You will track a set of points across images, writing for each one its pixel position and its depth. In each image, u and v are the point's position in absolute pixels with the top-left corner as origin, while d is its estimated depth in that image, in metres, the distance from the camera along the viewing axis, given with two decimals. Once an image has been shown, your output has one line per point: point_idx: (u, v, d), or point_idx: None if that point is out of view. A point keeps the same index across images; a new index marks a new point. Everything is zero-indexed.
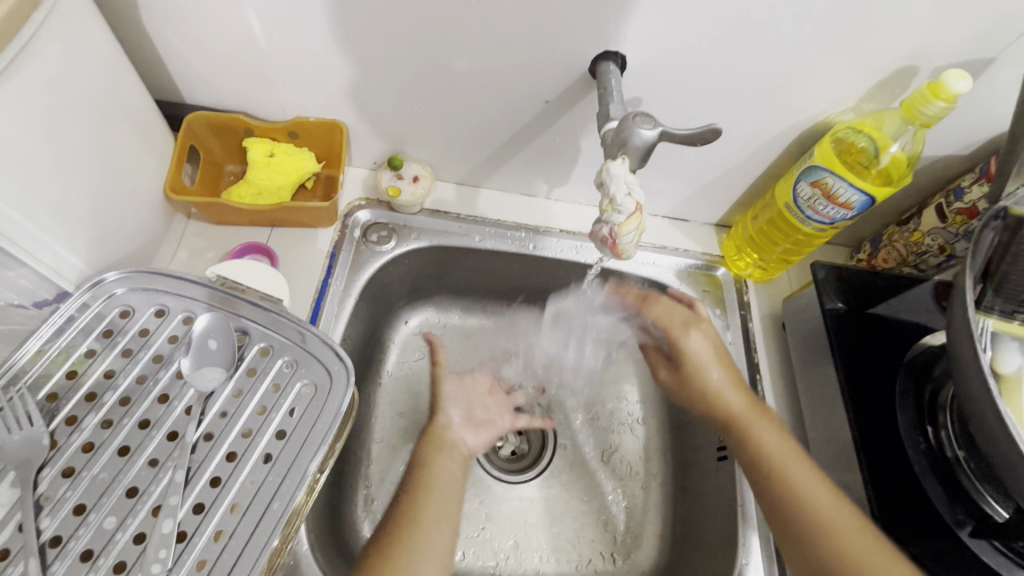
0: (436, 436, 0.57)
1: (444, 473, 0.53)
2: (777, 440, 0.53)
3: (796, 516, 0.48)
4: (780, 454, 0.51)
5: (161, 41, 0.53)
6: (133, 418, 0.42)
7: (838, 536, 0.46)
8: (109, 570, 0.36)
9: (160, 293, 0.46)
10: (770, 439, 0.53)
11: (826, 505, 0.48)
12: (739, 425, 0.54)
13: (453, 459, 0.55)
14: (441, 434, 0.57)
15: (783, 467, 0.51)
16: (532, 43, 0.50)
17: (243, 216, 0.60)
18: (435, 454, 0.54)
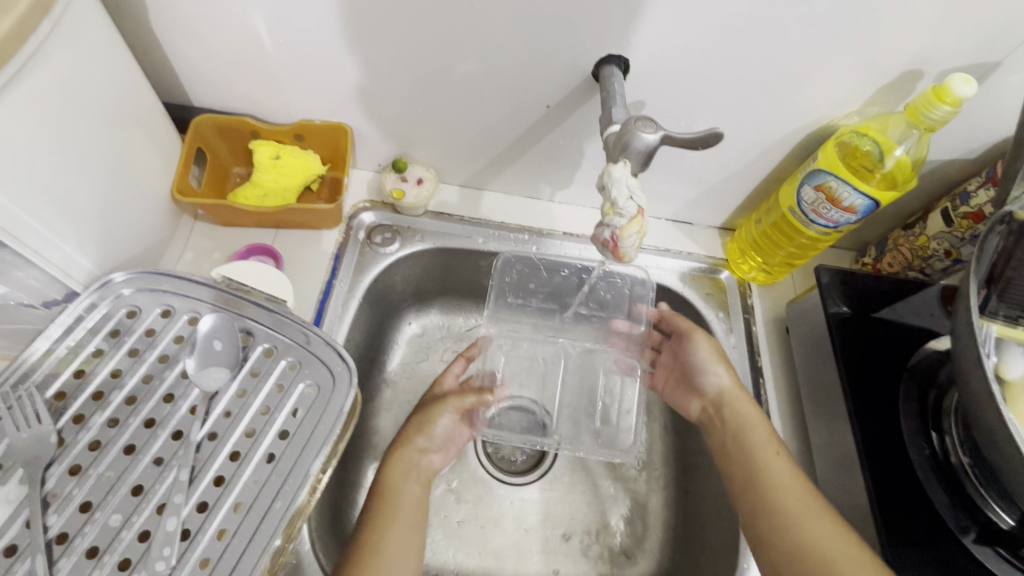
0: (401, 461, 0.56)
1: (409, 502, 0.53)
2: (769, 442, 0.54)
3: (758, 496, 0.51)
4: (766, 446, 0.53)
5: (169, 45, 0.53)
6: (138, 417, 0.42)
7: (799, 524, 0.48)
8: (114, 567, 0.37)
9: (166, 294, 0.47)
10: (764, 437, 0.54)
11: (795, 497, 0.49)
12: (733, 424, 0.56)
13: (418, 488, 0.55)
14: (409, 458, 0.57)
15: (767, 458, 0.53)
16: (535, 47, 0.51)
17: (249, 218, 0.61)
18: (401, 480, 0.55)
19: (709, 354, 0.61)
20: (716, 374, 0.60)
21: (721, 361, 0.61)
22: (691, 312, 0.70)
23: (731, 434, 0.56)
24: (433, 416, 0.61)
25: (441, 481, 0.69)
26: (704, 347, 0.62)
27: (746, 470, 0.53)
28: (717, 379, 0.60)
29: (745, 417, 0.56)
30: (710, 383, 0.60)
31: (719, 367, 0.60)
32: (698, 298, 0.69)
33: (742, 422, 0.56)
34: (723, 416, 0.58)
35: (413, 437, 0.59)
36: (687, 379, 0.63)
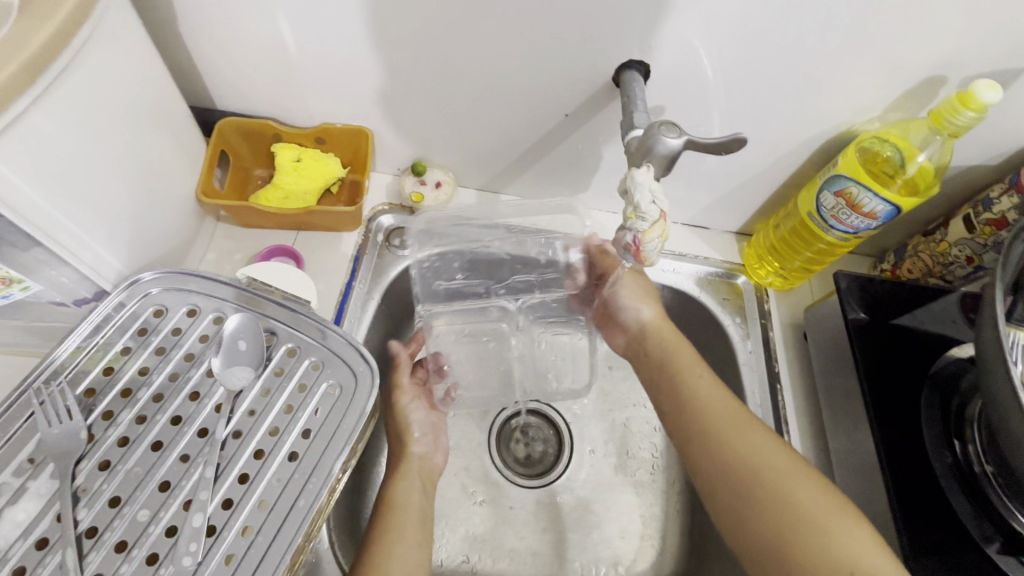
0: (401, 475, 0.58)
1: (411, 517, 0.54)
2: (693, 363, 0.57)
3: (685, 412, 0.54)
4: (693, 369, 0.56)
5: (197, 50, 0.55)
6: (165, 414, 0.43)
7: (736, 440, 0.50)
8: (142, 562, 0.37)
9: (191, 293, 0.48)
10: (687, 359, 0.57)
11: (721, 414, 0.52)
12: (658, 351, 0.60)
13: (418, 501, 0.56)
14: (408, 470, 0.58)
15: (693, 378, 0.55)
16: (556, 53, 0.51)
17: (271, 220, 0.62)
18: (406, 493, 0.56)
19: (632, 292, 0.63)
20: (638, 306, 0.63)
21: (644, 295, 0.63)
22: (707, 317, 0.70)
23: (657, 361, 0.59)
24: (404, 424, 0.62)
25: (455, 483, 0.69)
26: (627, 286, 0.64)
27: (675, 387, 0.56)
28: (638, 314, 0.63)
29: (666, 344, 0.59)
30: (631, 318, 0.63)
31: (641, 302, 0.63)
32: (715, 303, 0.69)
33: (666, 348, 0.59)
34: (646, 345, 0.61)
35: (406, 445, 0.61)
36: (611, 318, 0.66)
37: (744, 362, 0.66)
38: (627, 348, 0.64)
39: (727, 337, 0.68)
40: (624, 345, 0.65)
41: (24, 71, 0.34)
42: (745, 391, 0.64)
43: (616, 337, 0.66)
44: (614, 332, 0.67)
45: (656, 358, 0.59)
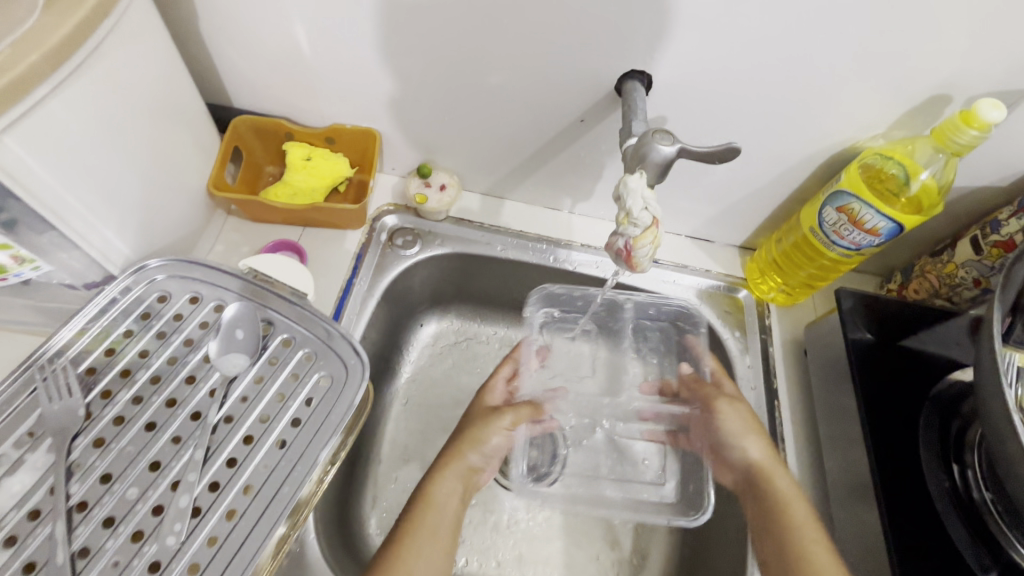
0: (419, 531, 0.51)
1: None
2: (808, 523, 0.50)
3: None
4: (807, 531, 0.49)
5: (215, 48, 0.57)
6: (161, 396, 0.44)
7: None
8: (128, 538, 0.38)
9: (196, 282, 0.49)
10: (800, 516, 0.51)
11: None
12: (766, 499, 0.53)
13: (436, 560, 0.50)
14: (431, 519, 0.52)
15: (805, 541, 0.49)
16: (562, 61, 0.52)
17: (278, 215, 0.63)
18: (441, 491, 0.55)
19: (737, 427, 0.58)
20: (748, 444, 0.56)
21: (751, 433, 0.57)
22: (706, 329, 0.69)
23: (769, 515, 0.52)
24: (484, 433, 0.59)
25: None
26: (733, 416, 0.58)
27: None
28: (746, 453, 0.56)
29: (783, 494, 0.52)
30: (739, 457, 0.57)
31: (747, 439, 0.57)
32: (715, 315, 0.69)
33: (781, 517, 0.51)
34: (756, 491, 0.54)
35: (445, 488, 0.55)
36: (716, 450, 0.60)
37: (742, 376, 0.65)
38: (738, 489, 0.57)
39: (725, 350, 0.67)
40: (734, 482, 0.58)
41: (46, 60, 0.36)
42: None
43: (724, 473, 0.59)
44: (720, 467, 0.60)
45: (770, 530, 0.51)
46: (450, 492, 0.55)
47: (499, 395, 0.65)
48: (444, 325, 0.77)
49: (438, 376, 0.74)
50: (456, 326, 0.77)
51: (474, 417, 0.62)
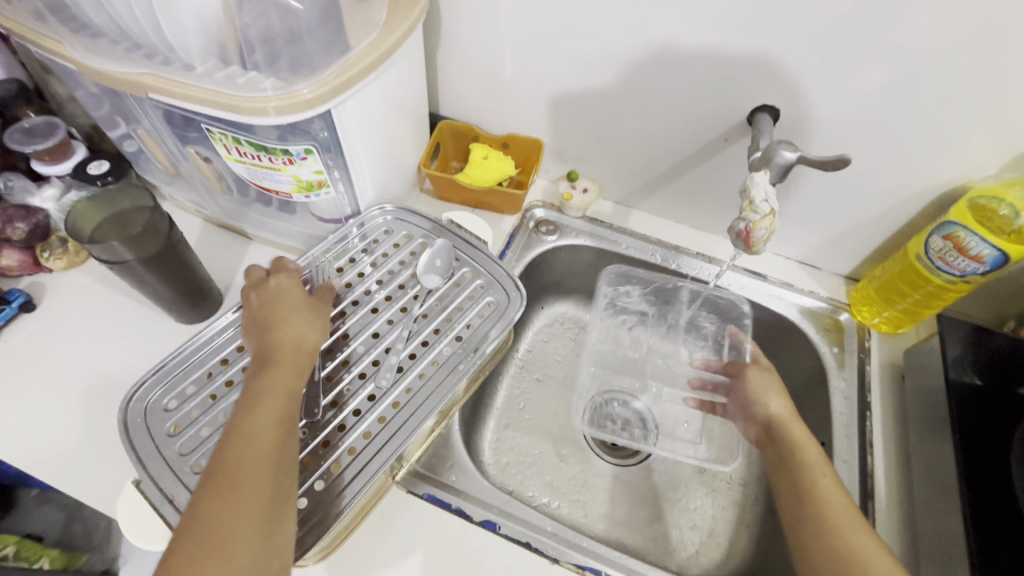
0: (255, 413, 0.47)
1: (252, 459, 0.45)
2: (819, 460, 0.55)
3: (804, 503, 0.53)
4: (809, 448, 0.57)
5: (443, 70, 0.79)
6: (383, 293, 0.63)
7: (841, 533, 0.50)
8: (357, 374, 0.57)
9: (410, 224, 0.69)
10: (811, 455, 0.56)
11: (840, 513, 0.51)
12: (783, 445, 0.58)
13: (277, 435, 0.47)
14: (267, 402, 0.48)
15: (815, 475, 0.54)
16: (704, 95, 0.66)
17: (458, 195, 0.82)
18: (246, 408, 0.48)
19: (760, 384, 0.65)
20: (770, 399, 0.63)
21: (772, 390, 0.64)
22: (806, 342, 0.76)
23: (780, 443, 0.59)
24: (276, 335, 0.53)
25: (549, 441, 0.80)
26: (759, 380, 0.66)
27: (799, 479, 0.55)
28: (766, 407, 0.63)
29: (795, 440, 0.58)
30: (759, 409, 0.63)
31: (768, 395, 0.63)
32: (815, 330, 0.76)
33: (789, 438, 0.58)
34: (773, 434, 0.60)
35: (270, 386, 0.49)
36: (744, 409, 0.66)
37: (836, 386, 0.71)
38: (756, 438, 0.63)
39: (822, 363, 0.74)
40: (756, 437, 0.64)
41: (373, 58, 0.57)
42: (831, 411, 0.70)
43: (746, 426, 0.65)
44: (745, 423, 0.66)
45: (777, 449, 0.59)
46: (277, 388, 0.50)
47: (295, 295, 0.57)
48: (562, 310, 0.92)
49: (553, 349, 0.89)
50: (573, 313, 0.92)
51: (283, 306, 0.56)
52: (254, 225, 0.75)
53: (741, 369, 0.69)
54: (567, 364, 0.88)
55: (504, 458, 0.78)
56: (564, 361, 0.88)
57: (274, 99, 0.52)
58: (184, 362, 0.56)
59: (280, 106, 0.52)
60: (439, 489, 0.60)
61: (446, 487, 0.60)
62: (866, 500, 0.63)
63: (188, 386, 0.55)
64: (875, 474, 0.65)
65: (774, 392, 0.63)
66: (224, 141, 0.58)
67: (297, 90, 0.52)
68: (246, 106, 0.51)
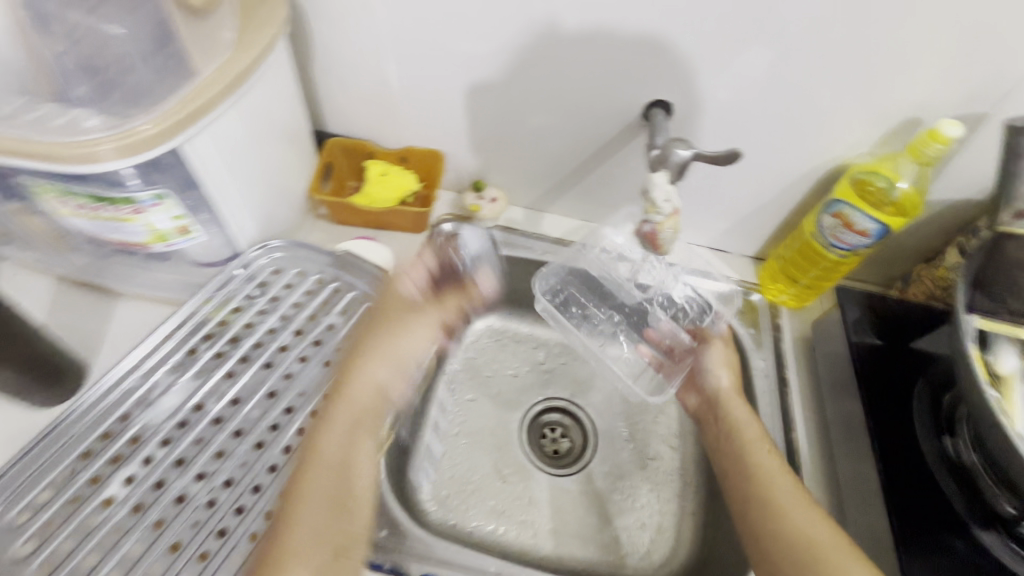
0: (306, 479, 0.46)
1: (316, 520, 0.44)
2: (755, 428, 0.61)
3: (746, 479, 0.57)
4: (746, 424, 0.61)
5: (324, 85, 0.73)
6: (276, 343, 0.56)
7: (785, 508, 0.53)
8: (252, 444, 0.50)
9: (302, 260, 0.62)
10: (747, 426, 0.61)
11: (779, 480, 0.55)
12: (723, 417, 0.64)
13: (330, 499, 0.46)
14: (326, 471, 0.47)
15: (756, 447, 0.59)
16: (596, 91, 0.65)
17: (359, 218, 0.76)
18: (325, 440, 0.49)
19: (718, 359, 0.69)
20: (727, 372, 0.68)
21: (726, 365, 0.68)
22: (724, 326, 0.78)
23: (720, 420, 0.64)
24: (362, 363, 0.54)
25: (489, 463, 0.77)
26: (714, 353, 0.69)
27: (739, 455, 0.59)
28: (717, 381, 0.67)
29: (735, 413, 0.63)
30: (710, 382, 0.68)
31: (722, 369, 0.68)
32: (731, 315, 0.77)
33: (727, 414, 0.64)
34: (715, 410, 0.65)
35: (327, 440, 0.49)
36: (693, 377, 0.71)
37: (756, 367, 0.72)
38: (700, 410, 0.69)
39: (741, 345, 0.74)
40: (697, 407, 0.69)
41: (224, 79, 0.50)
42: (756, 391, 0.70)
43: (689, 396, 0.71)
44: (687, 391, 0.72)
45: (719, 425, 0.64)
46: (336, 441, 0.49)
47: (404, 307, 0.59)
48: (487, 320, 0.88)
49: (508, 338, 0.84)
50: (497, 322, 0.88)
51: (370, 327, 0.57)
52: (120, 279, 0.65)
53: (706, 338, 0.72)
54: (500, 377, 0.85)
55: (443, 492, 0.73)
56: (496, 374, 0.85)
57: (107, 141, 0.43)
58: (33, 462, 0.47)
59: (117, 149, 0.44)
60: (370, 550, 0.54)
61: (376, 546, 0.55)
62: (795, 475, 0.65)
63: (40, 493, 0.46)
64: (801, 447, 0.67)
65: (720, 367, 0.68)
66: (54, 195, 0.49)
67: (133, 126, 0.44)
68: (70, 155, 0.43)
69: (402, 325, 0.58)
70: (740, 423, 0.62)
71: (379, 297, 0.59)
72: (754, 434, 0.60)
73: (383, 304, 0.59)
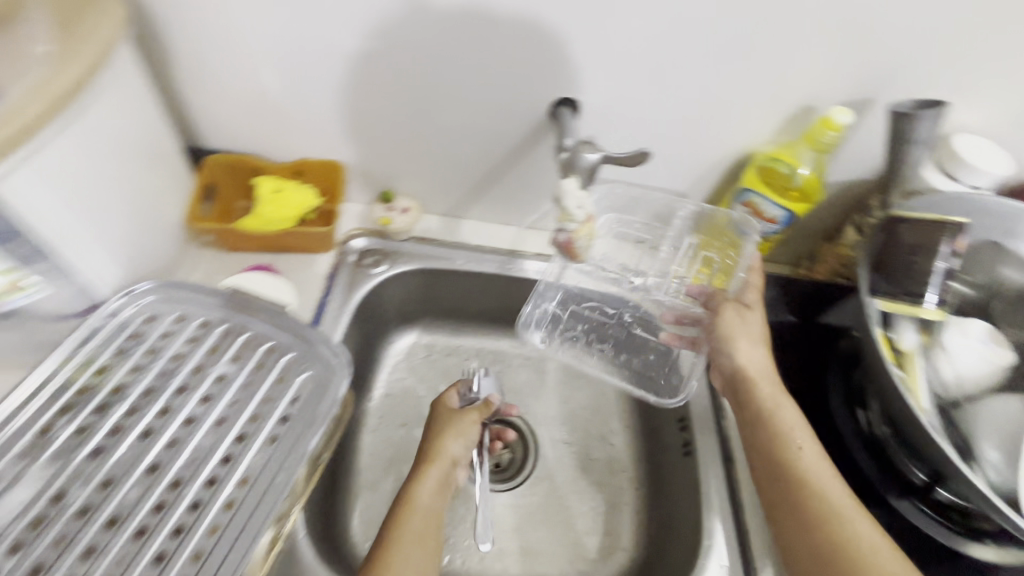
0: (406, 519, 0.53)
1: (410, 551, 0.51)
2: (792, 418, 0.54)
3: (787, 485, 0.51)
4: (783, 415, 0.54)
5: (194, 97, 0.64)
6: (156, 405, 0.48)
7: (837, 520, 0.47)
8: (132, 533, 0.42)
9: (182, 302, 0.54)
10: (783, 417, 0.54)
11: (827, 487, 0.49)
12: (753, 403, 0.56)
13: (424, 546, 0.52)
14: (422, 511, 0.54)
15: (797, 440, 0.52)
16: (501, 91, 0.61)
17: (253, 243, 0.68)
18: (415, 504, 0.55)
19: (739, 333, 0.59)
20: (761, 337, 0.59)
21: (745, 338, 0.59)
22: None
23: (750, 407, 0.56)
24: (438, 444, 0.61)
25: None
26: (734, 326, 0.60)
27: (778, 455, 0.52)
28: (737, 360, 0.58)
29: (767, 401, 0.55)
30: (728, 361, 0.59)
31: (741, 345, 0.58)
32: None
33: (760, 402, 0.56)
34: (740, 394, 0.57)
35: (426, 498, 0.56)
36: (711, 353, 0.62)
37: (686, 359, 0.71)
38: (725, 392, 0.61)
39: None
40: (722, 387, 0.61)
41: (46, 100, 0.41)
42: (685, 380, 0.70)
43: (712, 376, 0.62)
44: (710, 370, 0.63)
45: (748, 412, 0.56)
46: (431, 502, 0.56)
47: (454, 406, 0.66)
48: (415, 334, 0.83)
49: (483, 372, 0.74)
50: (424, 338, 0.83)
51: (441, 414, 0.65)
52: None
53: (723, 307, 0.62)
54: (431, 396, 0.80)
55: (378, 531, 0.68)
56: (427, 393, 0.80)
57: None
58: None
59: None
60: None
61: None
62: (728, 463, 0.65)
63: None
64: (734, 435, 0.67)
65: (744, 341, 0.59)
66: None
67: None
68: None
69: (468, 429, 0.63)
70: (775, 413, 0.54)
71: (439, 399, 0.66)
72: (793, 428, 0.53)
73: (440, 405, 0.66)
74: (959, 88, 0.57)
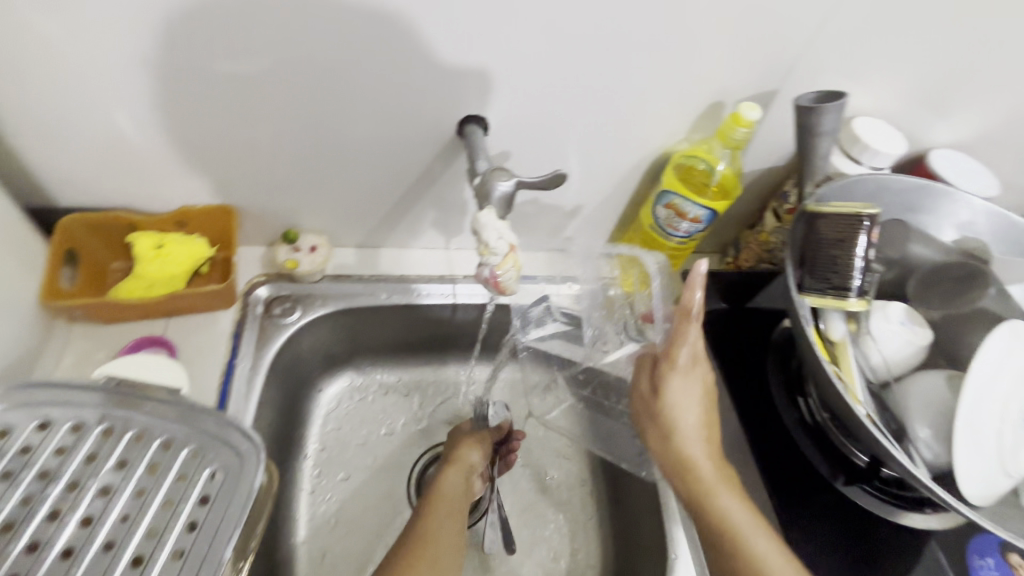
0: (439, 502, 0.57)
1: (445, 527, 0.54)
2: (739, 505, 0.49)
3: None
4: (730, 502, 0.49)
5: (28, 151, 0.53)
6: (20, 541, 0.40)
7: None
8: None
9: (42, 405, 0.45)
10: (730, 505, 0.49)
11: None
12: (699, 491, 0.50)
13: (456, 526, 0.55)
14: (451, 495, 0.58)
15: (743, 533, 0.47)
16: (399, 114, 0.55)
17: (135, 310, 0.60)
18: (445, 488, 0.59)
19: (684, 406, 0.53)
20: (681, 419, 0.53)
21: (690, 409, 0.53)
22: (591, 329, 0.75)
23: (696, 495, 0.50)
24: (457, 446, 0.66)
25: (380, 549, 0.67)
26: (677, 401, 0.54)
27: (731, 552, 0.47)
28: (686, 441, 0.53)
29: (713, 487, 0.50)
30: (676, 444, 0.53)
31: (686, 419, 0.53)
32: None
33: (705, 489, 0.50)
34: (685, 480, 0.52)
35: (450, 483, 0.60)
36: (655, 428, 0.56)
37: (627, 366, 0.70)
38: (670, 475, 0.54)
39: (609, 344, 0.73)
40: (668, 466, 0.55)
41: None
42: None
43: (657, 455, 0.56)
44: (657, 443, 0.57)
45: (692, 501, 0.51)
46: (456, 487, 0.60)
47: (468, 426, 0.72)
48: (345, 378, 0.76)
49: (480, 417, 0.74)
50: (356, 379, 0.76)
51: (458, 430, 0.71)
52: None
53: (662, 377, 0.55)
54: (373, 444, 0.73)
55: None
56: (367, 440, 0.74)
57: None
58: None
59: None
60: None
61: None
62: None
63: None
64: None
65: (685, 418, 0.53)
66: None
67: None
68: None
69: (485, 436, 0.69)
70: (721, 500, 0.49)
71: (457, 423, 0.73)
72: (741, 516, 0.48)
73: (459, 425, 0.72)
74: (852, 73, 0.58)
